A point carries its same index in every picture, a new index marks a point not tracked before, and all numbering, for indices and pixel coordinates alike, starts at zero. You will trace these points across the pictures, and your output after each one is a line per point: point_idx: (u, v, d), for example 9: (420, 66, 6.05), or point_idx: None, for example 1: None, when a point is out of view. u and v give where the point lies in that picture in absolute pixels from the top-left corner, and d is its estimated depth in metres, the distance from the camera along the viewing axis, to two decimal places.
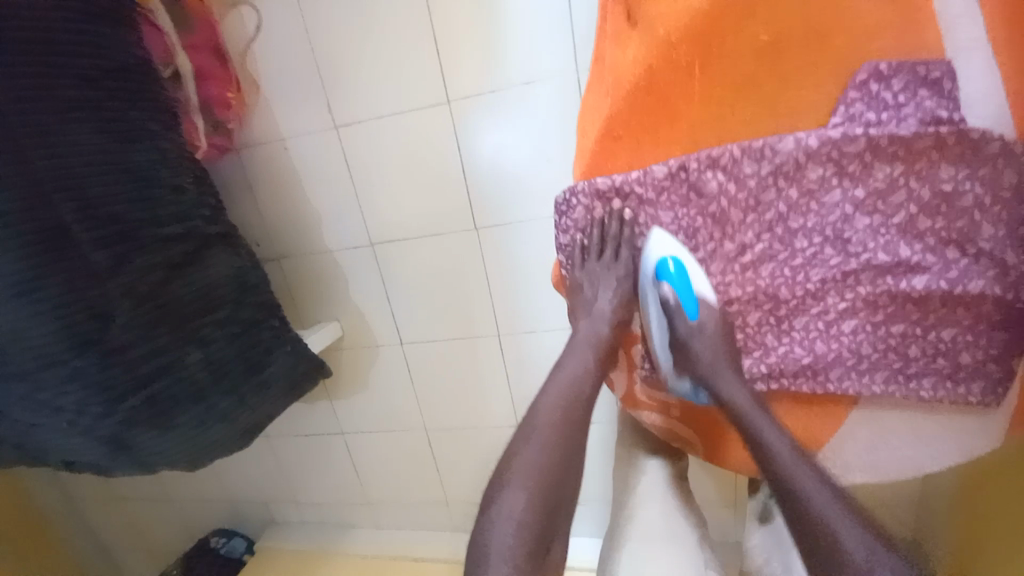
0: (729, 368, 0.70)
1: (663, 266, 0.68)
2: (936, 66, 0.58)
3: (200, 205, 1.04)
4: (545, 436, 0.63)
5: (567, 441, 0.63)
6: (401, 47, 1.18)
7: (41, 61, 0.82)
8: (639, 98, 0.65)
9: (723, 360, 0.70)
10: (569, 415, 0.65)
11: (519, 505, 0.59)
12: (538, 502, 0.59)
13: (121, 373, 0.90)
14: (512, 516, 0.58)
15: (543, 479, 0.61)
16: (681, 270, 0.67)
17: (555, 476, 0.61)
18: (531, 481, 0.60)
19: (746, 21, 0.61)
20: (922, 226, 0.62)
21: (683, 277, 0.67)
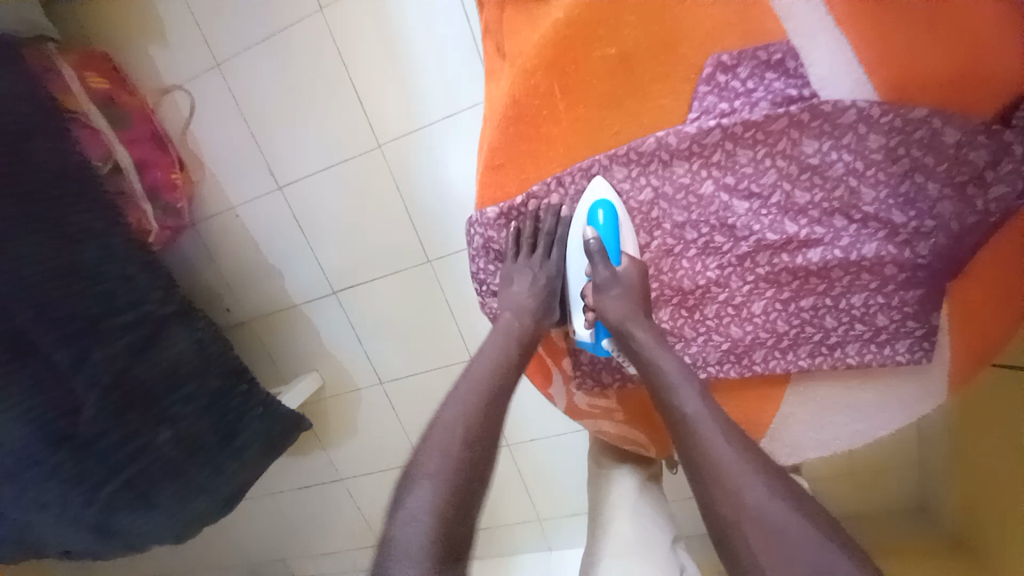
0: (645, 321, 0.65)
1: (591, 215, 0.66)
2: (776, 48, 0.59)
3: (154, 287, 1.10)
4: (458, 441, 0.58)
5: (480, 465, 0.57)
6: (326, 101, 1.23)
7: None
8: (511, 126, 0.67)
9: (638, 311, 0.66)
10: (478, 426, 0.60)
11: (417, 531, 0.50)
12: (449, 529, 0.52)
13: (96, 463, 0.95)
14: (407, 549, 0.49)
15: (459, 484, 0.55)
16: (611, 220, 0.65)
17: (466, 500, 0.54)
18: (434, 497, 0.53)
19: (592, 38, 0.62)
20: (802, 200, 0.63)
21: (611, 225, 0.66)
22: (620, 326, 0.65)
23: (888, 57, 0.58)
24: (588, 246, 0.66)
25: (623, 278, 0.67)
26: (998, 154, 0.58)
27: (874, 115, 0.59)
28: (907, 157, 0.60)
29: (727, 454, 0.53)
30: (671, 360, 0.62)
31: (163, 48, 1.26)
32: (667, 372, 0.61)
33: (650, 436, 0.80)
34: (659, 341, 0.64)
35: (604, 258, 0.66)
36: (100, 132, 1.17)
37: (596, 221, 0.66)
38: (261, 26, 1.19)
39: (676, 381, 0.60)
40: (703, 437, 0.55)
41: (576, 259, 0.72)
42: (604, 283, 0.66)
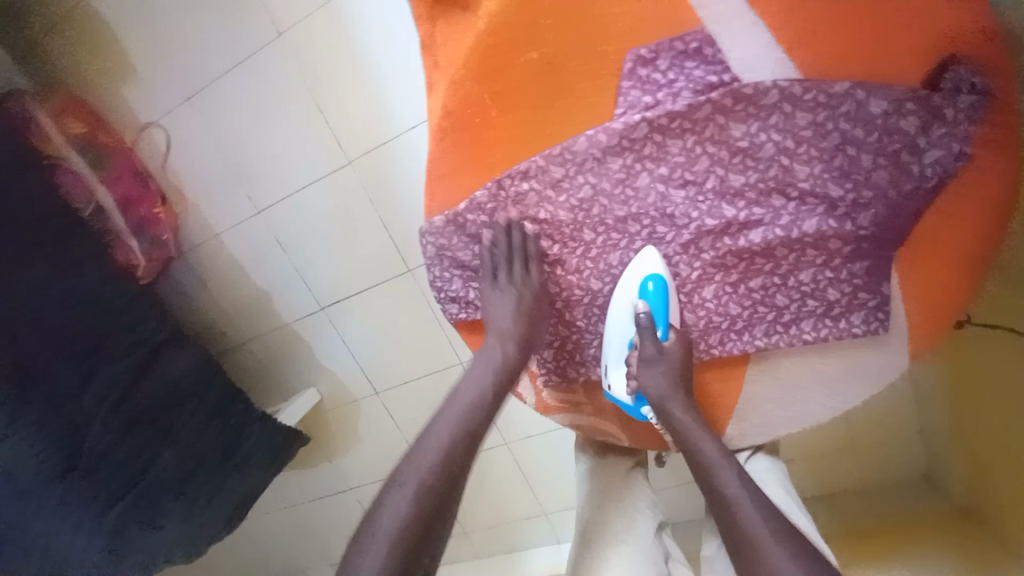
0: (684, 401, 0.69)
1: (641, 287, 0.69)
2: (692, 36, 0.59)
3: (149, 314, 1.14)
4: (450, 439, 0.63)
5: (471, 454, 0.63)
6: (293, 122, 1.25)
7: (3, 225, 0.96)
8: (449, 136, 0.68)
9: (679, 391, 0.69)
10: (463, 418, 0.65)
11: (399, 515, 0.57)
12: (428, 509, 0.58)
13: (106, 483, 0.99)
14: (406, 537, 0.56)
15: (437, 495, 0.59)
16: (660, 291, 0.68)
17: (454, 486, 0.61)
18: (419, 486, 0.59)
19: (515, 43, 0.63)
20: (736, 183, 0.64)
21: (661, 297, 0.68)
22: (662, 405, 0.69)
23: (806, 33, 0.57)
24: (639, 318, 0.68)
25: (673, 357, 0.70)
26: (928, 119, 0.58)
27: (798, 93, 0.58)
28: (837, 131, 0.60)
29: (758, 526, 0.58)
30: (712, 445, 0.66)
31: (136, 87, 1.30)
32: (708, 455, 0.66)
33: (621, 426, 0.82)
34: (699, 421, 0.69)
35: (652, 332, 0.69)
36: (81, 175, 1.22)
37: (649, 294, 0.68)
38: (225, 57, 1.22)
39: (718, 465, 0.65)
40: (739, 512, 0.60)
41: (617, 325, 0.73)
42: (651, 359, 0.69)
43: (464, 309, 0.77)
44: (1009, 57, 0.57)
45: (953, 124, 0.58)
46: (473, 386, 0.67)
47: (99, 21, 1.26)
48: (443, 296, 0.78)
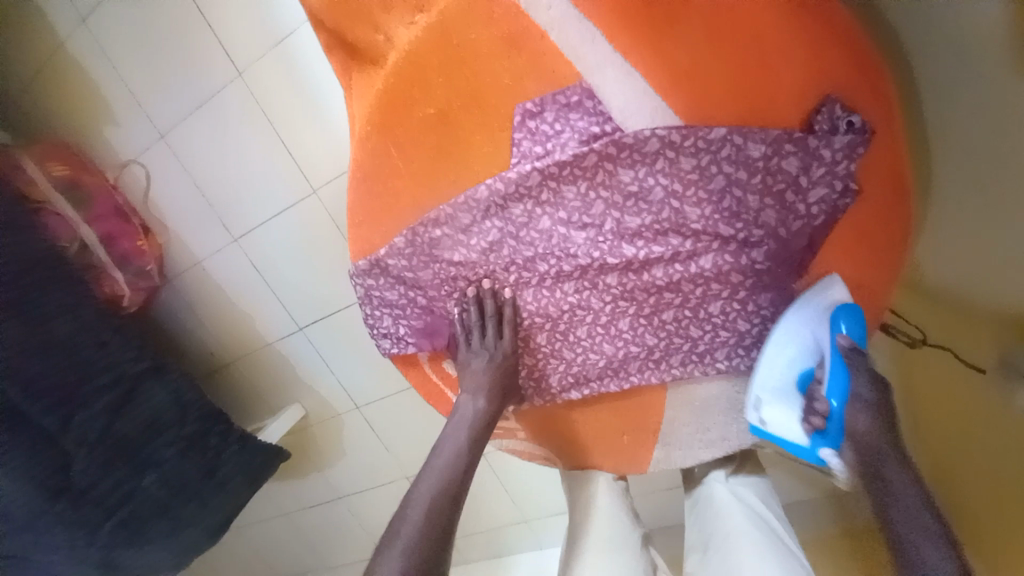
0: (897, 444, 0.58)
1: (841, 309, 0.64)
2: (572, 90, 0.61)
3: (129, 348, 1.20)
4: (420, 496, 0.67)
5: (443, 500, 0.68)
6: (258, 154, 1.30)
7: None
8: (364, 186, 0.73)
9: (889, 433, 0.58)
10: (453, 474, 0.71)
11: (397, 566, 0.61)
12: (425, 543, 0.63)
13: (93, 509, 1.10)
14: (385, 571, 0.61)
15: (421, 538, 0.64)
16: (853, 315, 0.63)
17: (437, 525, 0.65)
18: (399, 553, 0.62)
19: (412, 101, 0.67)
20: (632, 225, 0.66)
21: (860, 323, 0.63)
22: (872, 454, 0.58)
23: (678, 79, 0.59)
24: (840, 352, 0.63)
25: (879, 391, 0.60)
26: (808, 158, 0.59)
27: (677, 140, 0.60)
28: (721, 173, 0.61)
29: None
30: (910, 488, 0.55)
31: (114, 127, 1.37)
32: (906, 496, 0.55)
33: (559, 449, 0.87)
34: (901, 450, 0.58)
35: (852, 371, 0.61)
36: (65, 215, 1.31)
37: (844, 324, 0.63)
38: (192, 96, 1.28)
39: (914, 521, 0.54)
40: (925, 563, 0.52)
41: (788, 357, 0.65)
42: (863, 402, 0.60)
43: (396, 344, 0.82)
44: (882, 101, 0.61)
45: (832, 163, 0.59)
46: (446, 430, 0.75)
47: (74, 68, 1.34)
48: (379, 334, 0.82)
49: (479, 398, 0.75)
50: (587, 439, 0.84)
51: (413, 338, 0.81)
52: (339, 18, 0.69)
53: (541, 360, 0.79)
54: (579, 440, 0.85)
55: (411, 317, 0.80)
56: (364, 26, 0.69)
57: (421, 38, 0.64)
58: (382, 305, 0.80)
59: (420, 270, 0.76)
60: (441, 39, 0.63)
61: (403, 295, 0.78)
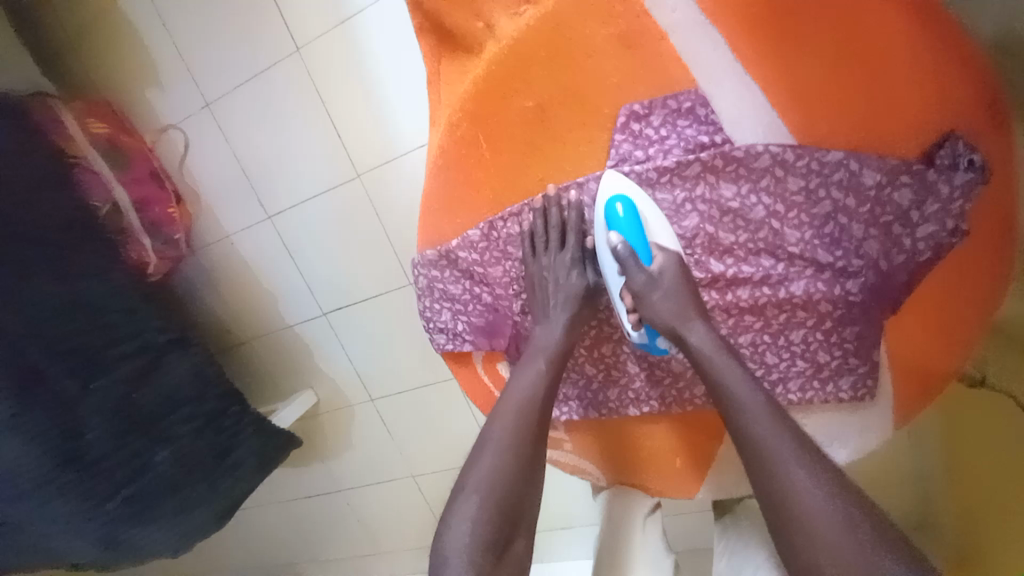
0: (700, 324, 0.61)
1: (609, 210, 0.63)
2: (685, 96, 0.59)
3: (153, 320, 1.18)
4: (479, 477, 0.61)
5: (509, 485, 0.61)
6: (304, 132, 1.27)
7: (23, 240, 1.00)
8: (443, 174, 0.69)
9: (692, 314, 0.62)
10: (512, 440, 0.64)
11: (463, 543, 0.57)
12: (491, 527, 0.59)
13: (103, 482, 1.01)
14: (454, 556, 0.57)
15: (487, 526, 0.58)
16: (630, 211, 0.62)
17: (501, 513, 0.60)
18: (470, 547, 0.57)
19: (512, 91, 0.65)
20: (725, 240, 0.64)
21: (633, 218, 0.62)
22: (674, 332, 0.62)
23: (797, 99, 0.58)
24: (616, 250, 0.63)
25: (677, 284, 0.62)
26: (922, 193, 0.58)
27: (789, 159, 0.59)
28: (828, 199, 0.60)
29: (820, 506, 0.49)
30: (767, 411, 0.55)
31: (159, 89, 1.34)
32: (755, 420, 0.55)
33: (606, 464, 0.83)
34: (735, 365, 0.59)
35: (634, 260, 0.63)
36: (101, 174, 1.26)
37: (619, 222, 0.63)
38: (246, 66, 1.25)
39: (779, 449, 0.53)
40: (796, 496, 0.50)
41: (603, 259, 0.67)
42: (644, 288, 0.62)
43: (451, 341, 0.78)
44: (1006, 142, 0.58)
45: (947, 200, 0.57)
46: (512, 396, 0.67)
47: (125, 25, 1.31)
48: (434, 328, 0.78)
49: (541, 359, 0.68)
50: (638, 455, 0.81)
51: (469, 336, 0.77)
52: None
53: (604, 368, 0.78)
54: (630, 456, 0.82)
55: (472, 314, 0.76)
56: (466, 10, 0.66)
57: (531, 28, 0.62)
58: (443, 298, 0.76)
59: (490, 261, 0.72)
60: (554, 33, 0.61)
61: (467, 291, 0.75)
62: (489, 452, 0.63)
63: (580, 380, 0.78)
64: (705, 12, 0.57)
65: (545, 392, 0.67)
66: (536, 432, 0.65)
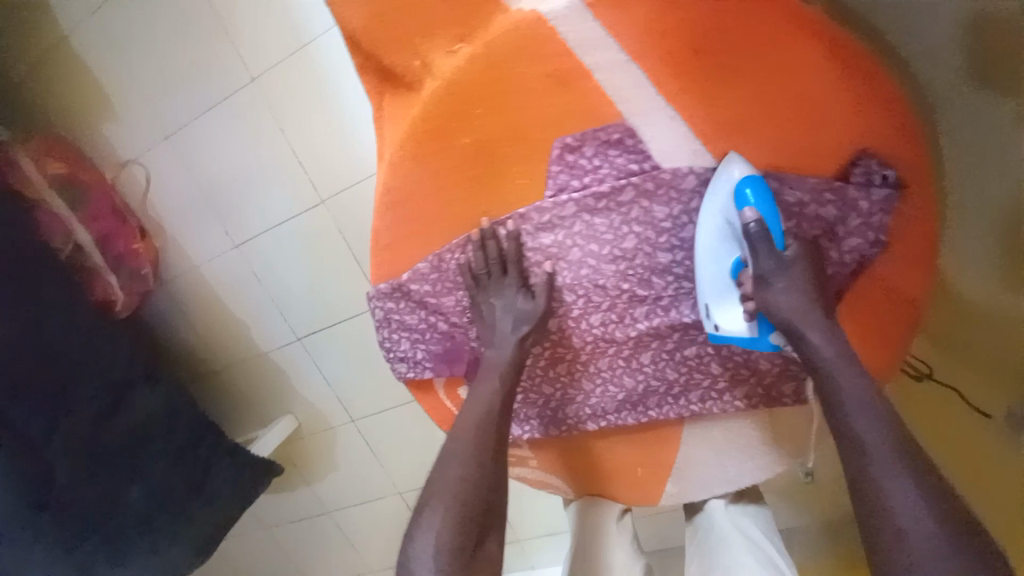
0: (821, 326, 0.61)
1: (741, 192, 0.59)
2: (614, 128, 0.61)
3: (120, 355, 1.16)
4: (443, 489, 0.64)
5: (473, 495, 0.64)
6: (266, 161, 1.27)
7: None
8: (392, 210, 0.70)
9: (815, 311, 0.61)
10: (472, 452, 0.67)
11: (430, 550, 0.61)
12: (459, 534, 0.62)
13: (72, 521, 1.03)
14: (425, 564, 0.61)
15: (454, 536, 0.62)
16: (761, 195, 0.59)
17: (468, 519, 0.63)
18: (439, 556, 0.61)
19: (450, 128, 0.65)
20: (664, 261, 0.67)
21: (769, 200, 0.59)
22: (793, 328, 0.61)
23: (721, 126, 0.60)
24: (749, 228, 0.59)
25: (802, 277, 0.61)
26: (843, 209, 0.61)
27: (713, 180, 0.63)
28: None
29: (909, 517, 0.53)
30: (873, 420, 0.57)
31: (117, 125, 1.33)
32: (856, 428, 0.57)
33: (573, 478, 0.86)
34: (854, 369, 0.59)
35: (766, 242, 0.60)
36: (60, 213, 1.25)
37: (754, 203, 0.59)
38: (202, 98, 1.24)
39: (878, 460, 0.55)
40: (889, 501, 0.54)
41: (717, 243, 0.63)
42: (771, 274, 0.61)
43: (412, 368, 0.80)
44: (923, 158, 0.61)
45: (866, 215, 0.61)
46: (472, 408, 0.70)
47: (77, 62, 1.30)
48: (396, 358, 0.80)
49: (492, 378, 0.71)
50: (603, 468, 0.84)
51: (430, 363, 0.79)
52: (375, 40, 0.68)
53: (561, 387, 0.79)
54: (595, 469, 0.85)
55: (430, 342, 0.78)
56: (403, 50, 0.68)
57: (464, 67, 0.62)
58: (401, 328, 0.78)
59: (444, 289, 0.74)
60: (487, 70, 0.61)
61: (424, 320, 0.77)
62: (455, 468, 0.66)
63: (539, 398, 0.80)
64: (626, 50, 0.58)
65: (499, 409, 0.69)
66: (494, 449, 0.68)
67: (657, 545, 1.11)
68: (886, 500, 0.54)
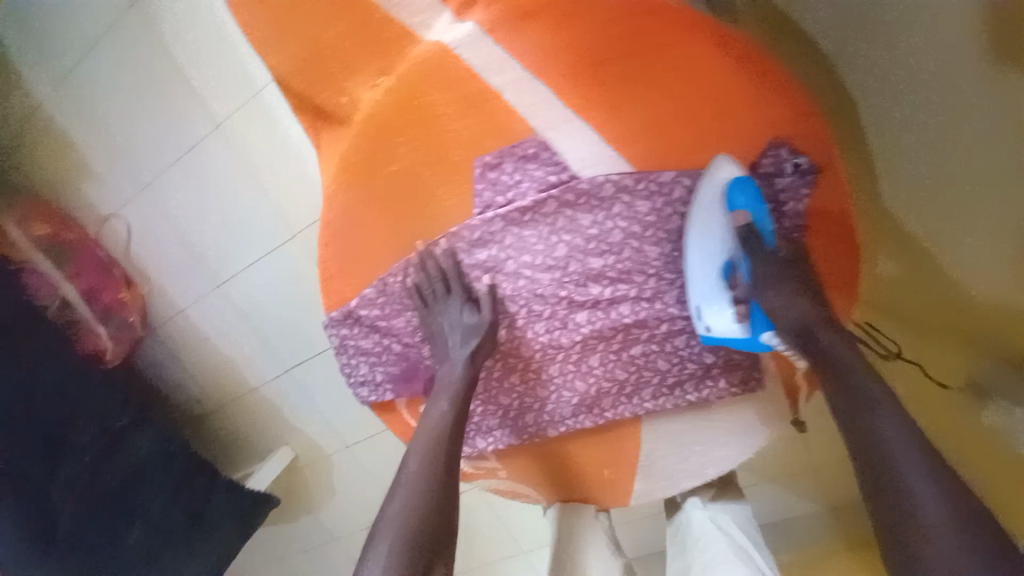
0: (826, 325, 0.63)
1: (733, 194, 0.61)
2: (528, 144, 0.64)
3: (112, 400, 1.19)
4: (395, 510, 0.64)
5: (428, 510, 0.64)
6: (236, 202, 1.31)
7: None
8: (334, 241, 0.73)
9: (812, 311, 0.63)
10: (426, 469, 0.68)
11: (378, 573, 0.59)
12: (407, 559, 0.59)
13: (76, 564, 1.06)
14: None
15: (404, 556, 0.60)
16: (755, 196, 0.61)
17: (420, 536, 0.62)
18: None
19: (377, 160, 0.69)
20: (597, 265, 0.69)
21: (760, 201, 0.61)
22: (803, 328, 0.62)
23: (630, 131, 0.62)
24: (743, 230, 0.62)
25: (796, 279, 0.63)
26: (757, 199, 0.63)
27: (630, 184, 0.64)
28: (675, 214, 0.66)
29: (930, 504, 0.50)
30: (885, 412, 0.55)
31: (96, 182, 1.39)
32: (868, 421, 0.56)
33: (543, 484, 0.87)
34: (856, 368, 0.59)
35: (757, 245, 0.63)
36: (46, 273, 1.30)
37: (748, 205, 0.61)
38: (171, 148, 1.29)
39: (896, 448, 0.53)
40: (908, 490, 0.51)
41: (702, 248, 0.65)
42: (769, 279, 0.63)
43: (374, 392, 0.82)
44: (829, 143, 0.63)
45: (780, 201, 0.63)
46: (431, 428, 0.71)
47: (54, 126, 1.36)
48: (357, 383, 0.82)
49: (443, 400, 0.72)
50: (571, 472, 0.85)
51: (390, 384, 0.81)
52: (306, 82, 0.72)
53: (518, 396, 0.80)
54: (563, 474, 0.85)
55: (387, 363, 0.80)
56: (331, 89, 0.72)
57: (382, 103, 0.66)
58: (358, 353, 0.80)
59: (391, 311, 0.77)
60: (403, 104, 0.66)
61: (378, 343, 0.79)
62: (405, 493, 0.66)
63: (498, 410, 0.81)
64: (529, 68, 0.61)
65: (452, 426, 0.71)
66: (447, 462, 0.69)
67: (647, 543, 1.10)
68: (906, 489, 0.51)
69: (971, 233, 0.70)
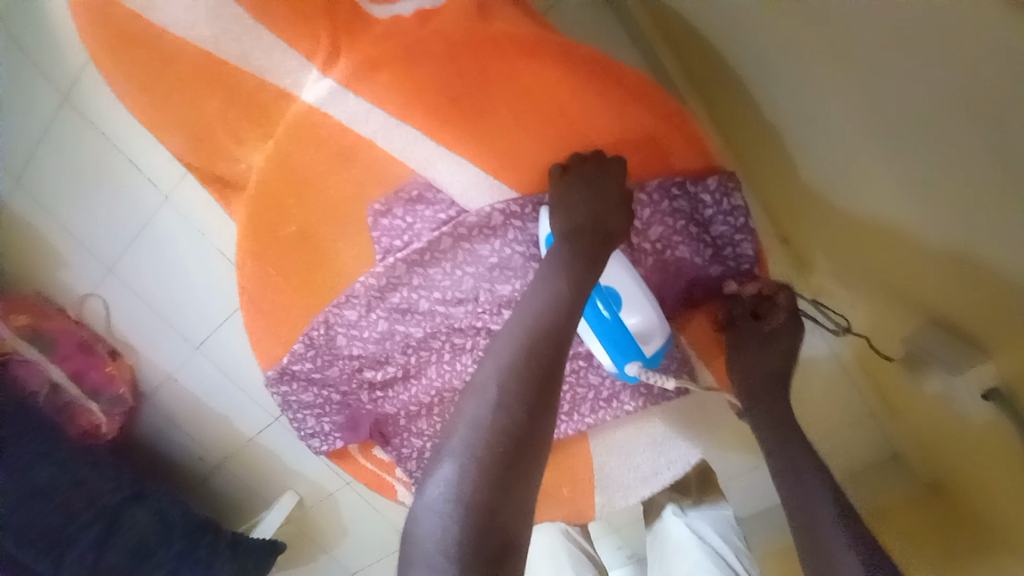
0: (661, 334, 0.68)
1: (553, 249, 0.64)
2: (411, 185, 0.66)
3: (110, 479, 1.10)
4: (462, 419, 0.51)
5: (530, 380, 0.52)
6: (193, 265, 1.26)
7: None
8: (256, 303, 0.75)
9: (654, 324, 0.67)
10: (522, 366, 0.53)
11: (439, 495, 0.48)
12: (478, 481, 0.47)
13: None
14: (431, 525, 0.47)
15: (490, 463, 0.48)
16: None
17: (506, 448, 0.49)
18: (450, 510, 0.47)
19: (272, 219, 0.69)
20: (505, 292, 0.70)
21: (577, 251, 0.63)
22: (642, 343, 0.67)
23: (502, 156, 0.63)
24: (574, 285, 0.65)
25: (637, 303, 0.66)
26: (693, 202, 0.67)
27: (518, 210, 0.65)
28: None
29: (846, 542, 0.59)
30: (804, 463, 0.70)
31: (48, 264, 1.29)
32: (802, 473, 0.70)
33: None
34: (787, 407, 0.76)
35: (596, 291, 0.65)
36: (33, 361, 1.26)
37: None
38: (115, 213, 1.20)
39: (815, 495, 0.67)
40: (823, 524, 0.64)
41: None
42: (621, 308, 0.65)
43: (325, 441, 0.83)
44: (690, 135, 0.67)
45: (716, 205, 0.67)
46: (540, 313, 0.57)
47: None
48: (308, 435, 0.84)
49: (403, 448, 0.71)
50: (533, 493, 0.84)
51: (339, 433, 0.83)
52: (203, 158, 0.74)
53: None
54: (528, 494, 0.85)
55: (332, 413, 0.82)
56: (227, 160, 0.73)
57: (263, 171, 0.66)
58: (302, 407, 0.81)
59: (320, 363, 0.77)
60: (280, 167, 0.66)
61: (318, 395, 0.80)
62: (480, 399, 0.51)
63: None
64: (393, 114, 0.61)
65: (559, 309, 0.57)
66: (548, 361, 0.54)
67: None
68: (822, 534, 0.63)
69: (856, 156, 0.70)
